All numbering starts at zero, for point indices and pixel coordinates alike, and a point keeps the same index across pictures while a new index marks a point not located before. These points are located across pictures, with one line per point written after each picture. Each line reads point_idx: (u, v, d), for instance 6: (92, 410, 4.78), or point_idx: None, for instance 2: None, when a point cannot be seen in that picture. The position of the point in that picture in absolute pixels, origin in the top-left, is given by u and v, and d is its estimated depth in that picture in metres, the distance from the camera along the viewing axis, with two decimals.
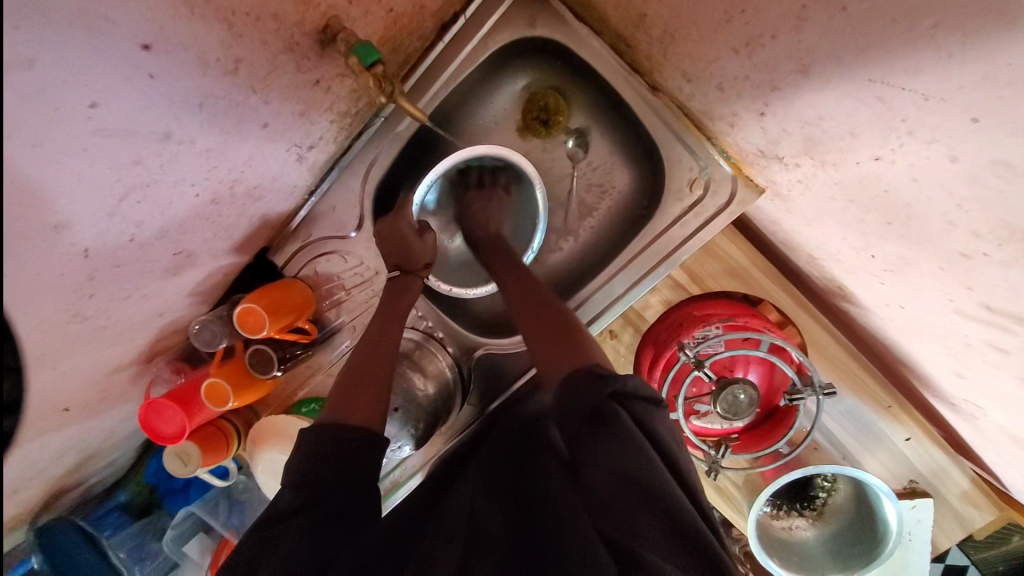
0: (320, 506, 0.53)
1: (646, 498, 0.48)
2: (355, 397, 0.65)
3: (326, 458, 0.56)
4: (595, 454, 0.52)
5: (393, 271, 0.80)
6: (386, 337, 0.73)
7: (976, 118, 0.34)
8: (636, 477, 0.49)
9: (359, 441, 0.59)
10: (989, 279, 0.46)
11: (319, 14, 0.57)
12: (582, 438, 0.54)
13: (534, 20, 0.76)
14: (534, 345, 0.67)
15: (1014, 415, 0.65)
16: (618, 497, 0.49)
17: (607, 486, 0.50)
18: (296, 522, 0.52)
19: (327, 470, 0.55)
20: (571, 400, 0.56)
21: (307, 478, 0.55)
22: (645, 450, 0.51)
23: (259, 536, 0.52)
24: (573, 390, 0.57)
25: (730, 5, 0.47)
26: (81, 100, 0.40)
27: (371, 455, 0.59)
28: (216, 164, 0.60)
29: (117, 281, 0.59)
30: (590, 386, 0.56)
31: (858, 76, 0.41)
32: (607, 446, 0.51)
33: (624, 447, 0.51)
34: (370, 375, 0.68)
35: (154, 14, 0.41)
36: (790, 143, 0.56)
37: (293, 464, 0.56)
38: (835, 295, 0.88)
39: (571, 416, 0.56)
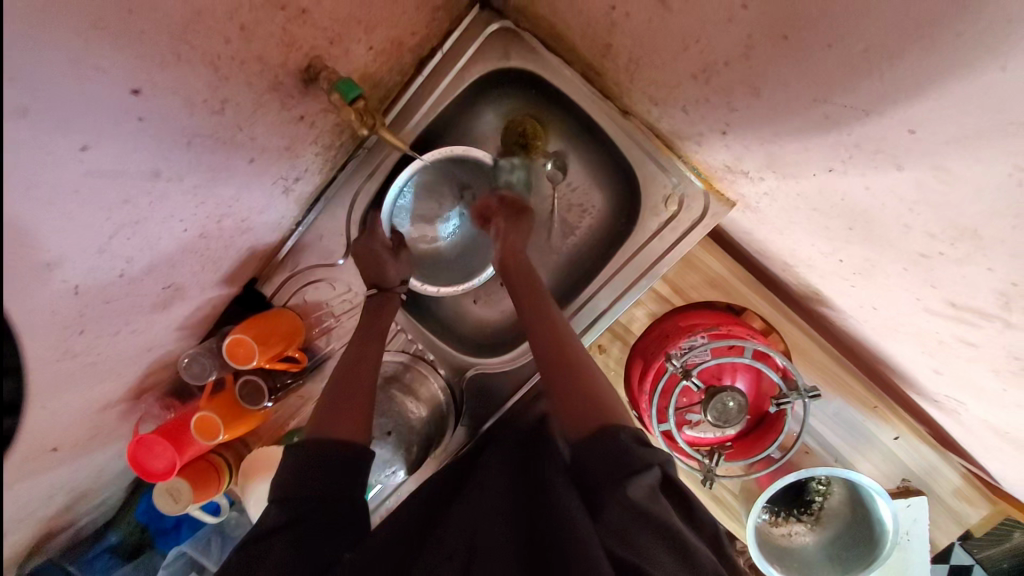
0: (306, 522, 0.55)
1: (668, 542, 0.50)
2: (339, 410, 0.66)
3: (309, 475, 0.57)
4: (620, 498, 0.50)
5: (370, 289, 0.81)
6: (368, 350, 0.75)
7: (913, 129, 0.37)
8: (661, 527, 0.50)
9: (348, 457, 0.60)
10: (947, 275, 0.49)
11: (301, 55, 0.60)
12: (610, 488, 0.51)
13: (508, 53, 0.80)
14: (554, 389, 0.65)
15: (992, 407, 0.67)
16: (641, 538, 0.50)
17: (630, 526, 0.50)
18: (282, 538, 0.53)
19: (313, 485, 0.57)
20: (602, 454, 0.53)
21: (294, 495, 0.56)
22: (667, 505, 0.52)
23: (248, 551, 0.53)
24: (601, 448, 0.54)
25: (684, 36, 0.51)
26: (73, 144, 0.42)
27: (357, 468, 0.60)
28: (205, 200, 0.61)
29: (107, 318, 0.60)
30: (631, 447, 0.53)
31: (804, 95, 0.44)
32: (637, 498, 0.50)
33: (653, 501, 0.51)
34: (355, 391, 0.69)
35: (144, 61, 0.44)
36: (753, 158, 0.60)
37: (279, 479, 0.58)
38: (813, 300, 0.91)
39: (600, 467, 0.53)
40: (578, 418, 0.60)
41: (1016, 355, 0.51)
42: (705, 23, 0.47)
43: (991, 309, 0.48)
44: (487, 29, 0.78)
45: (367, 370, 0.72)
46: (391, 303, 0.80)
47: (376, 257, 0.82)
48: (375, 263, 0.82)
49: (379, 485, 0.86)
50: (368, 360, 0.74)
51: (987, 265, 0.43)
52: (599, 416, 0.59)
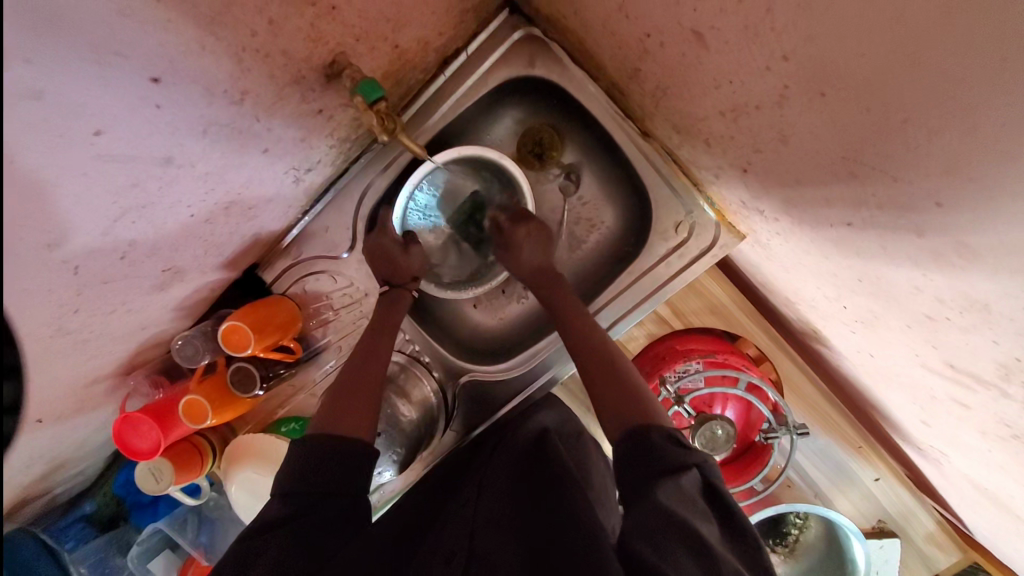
0: (303, 521, 0.54)
1: (692, 549, 0.48)
2: (345, 406, 0.66)
3: (318, 466, 0.58)
4: (659, 500, 0.51)
5: (383, 286, 0.81)
6: (376, 351, 0.74)
7: (940, 203, 0.37)
8: (695, 536, 0.48)
9: (351, 458, 0.60)
10: (950, 339, 0.49)
11: (326, 51, 0.58)
12: (648, 482, 0.54)
13: (533, 61, 0.78)
14: (593, 388, 0.69)
15: (975, 464, 0.68)
16: (670, 545, 0.48)
17: (661, 534, 0.48)
18: (277, 536, 0.53)
19: (322, 477, 0.57)
20: (643, 453, 0.57)
21: (296, 488, 0.56)
22: (706, 516, 0.51)
23: (245, 547, 0.53)
24: (641, 446, 0.58)
25: (718, 75, 0.50)
26: (86, 128, 0.41)
27: (364, 471, 0.60)
28: (214, 187, 0.60)
29: (104, 298, 0.59)
30: (669, 448, 0.56)
31: (833, 150, 0.44)
32: (670, 497, 0.51)
33: (682, 501, 0.51)
34: (359, 383, 0.69)
35: (166, 49, 0.42)
36: (770, 198, 0.60)
37: (284, 472, 0.58)
38: (810, 337, 0.91)
39: (641, 464, 0.56)
40: (620, 416, 0.63)
41: (1007, 423, 0.52)
42: (741, 66, 0.47)
43: (987, 376, 0.49)
44: (514, 35, 0.77)
45: (376, 367, 0.72)
46: (406, 299, 0.80)
47: (387, 254, 0.81)
48: (386, 260, 0.81)
49: None
50: (376, 358, 0.73)
51: (992, 338, 0.43)
52: (640, 414, 0.62)
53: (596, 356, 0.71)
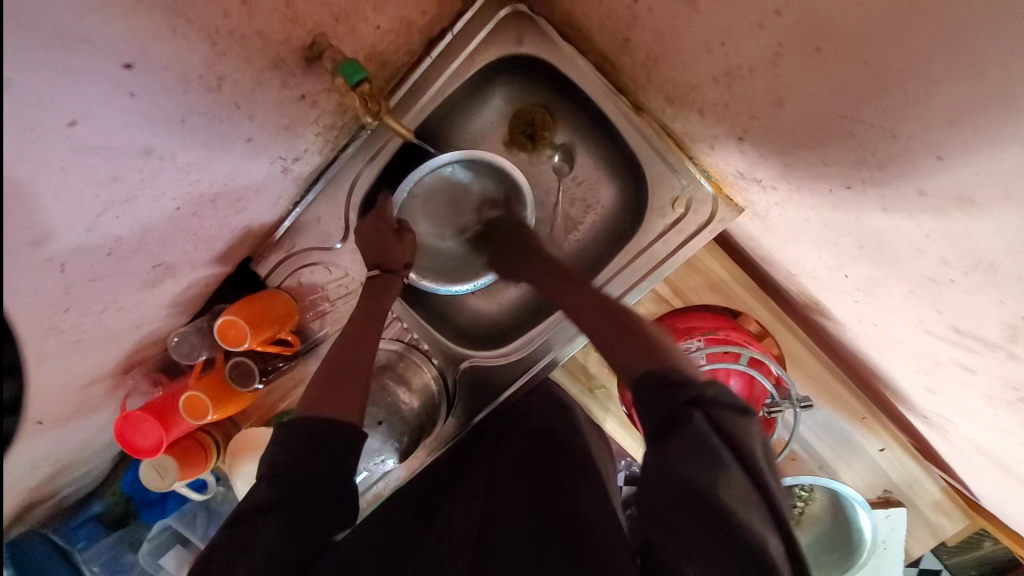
0: (293, 506, 0.53)
1: (702, 511, 0.44)
2: (335, 389, 0.64)
3: (303, 450, 0.55)
4: (663, 459, 0.47)
5: (372, 270, 0.79)
6: (365, 332, 0.72)
7: (941, 156, 0.36)
8: (706, 497, 0.44)
9: (331, 443, 0.56)
10: (954, 302, 0.48)
11: (305, 32, 0.56)
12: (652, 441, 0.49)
13: (521, 39, 0.76)
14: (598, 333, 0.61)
15: (980, 429, 0.68)
16: (680, 514, 0.45)
17: (669, 501, 0.46)
18: (271, 520, 0.52)
19: (301, 466, 0.55)
20: (649, 397, 0.50)
21: (283, 474, 0.54)
22: (724, 466, 0.45)
23: (235, 531, 0.52)
24: (648, 394, 0.50)
25: (710, 38, 0.49)
26: (60, 119, 0.39)
27: (349, 452, 0.57)
28: (199, 179, 0.59)
29: (94, 296, 0.58)
30: (671, 394, 0.49)
31: (831, 110, 0.42)
32: (679, 456, 0.46)
33: (690, 459, 0.46)
34: (349, 373, 0.67)
35: (138, 33, 0.41)
36: (768, 166, 0.58)
37: (269, 458, 0.56)
38: (812, 309, 0.90)
39: (648, 415, 0.50)
40: (631, 360, 0.55)
41: (1014, 385, 0.51)
42: (734, 27, 0.45)
43: (994, 338, 0.48)
44: (501, 11, 0.75)
45: (367, 349, 0.71)
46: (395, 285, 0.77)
47: (379, 237, 0.78)
48: (378, 243, 0.78)
49: (366, 473, 0.86)
50: (369, 341, 0.71)
51: (998, 298, 0.42)
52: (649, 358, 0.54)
53: (588, 307, 0.64)
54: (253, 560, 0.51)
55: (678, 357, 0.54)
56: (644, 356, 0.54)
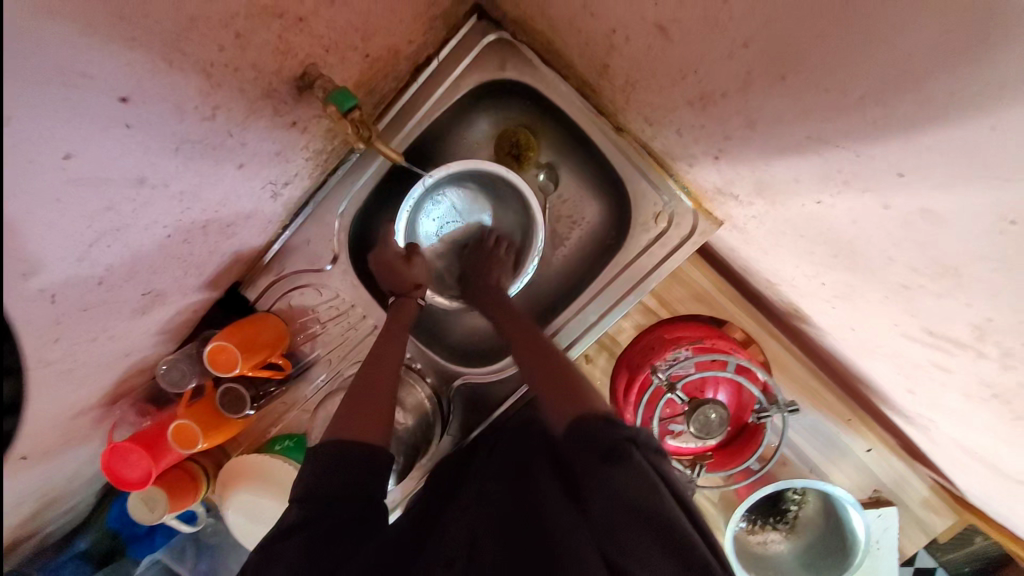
0: (322, 524, 0.54)
1: (656, 536, 0.48)
2: (355, 412, 0.66)
3: (334, 471, 0.57)
4: (610, 488, 0.51)
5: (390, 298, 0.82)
6: (388, 352, 0.75)
7: (902, 173, 0.38)
8: (656, 522, 0.49)
9: (359, 464, 0.58)
10: (924, 306, 0.51)
11: (297, 62, 0.58)
12: (596, 471, 0.53)
13: (505, 64, 0.79)
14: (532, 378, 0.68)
15: (958, 425, 0.70)
16: (632, 534, 0.49)
17: (619, 523, 0.50)
18: (295, 539, 0.53)
19: (332, 482, 0.56)
20: (580, 437, 0.55)
21: (313, 494, 0.56)
22: (662, 494, 0.51)
23: (265, 551, 0.54)
24: (581, 432, 0.56)
25: (682, 66, 0.52)
26: (55, 152, 0.40)
27: (375, 474, 0.59)
28: (191, 206, 0.60)
29: (83, 325, 0.58)
30: (607, 429, 0.55)
31: (797, 130, 0.45)
32: (625, 481, 0.51)
33: (638, 490, 0.50)
34: (376, 394, 0.69)
35: (135, 69, 0.42)
36: (744, 183, 0.62)
37: (301, 478, 0.58)
38: (793, 316, 0.93)
39: (584, 450, 0.54)
40: (552, 400, 0.63)
41: (987, 382, 0.54)
42: (704, 54, 0.47)
43: (966, 338, 0.50)
44: (485, 38, 0.78)
45: (385, 370, 0.73)
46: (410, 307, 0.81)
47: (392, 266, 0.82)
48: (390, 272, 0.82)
49: None
50: (386, 362, 0.74)
51: (965, 301, 0.45)
52: (572, 401, 0.61)
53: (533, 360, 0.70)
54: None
55: (597, 398, 0.62)
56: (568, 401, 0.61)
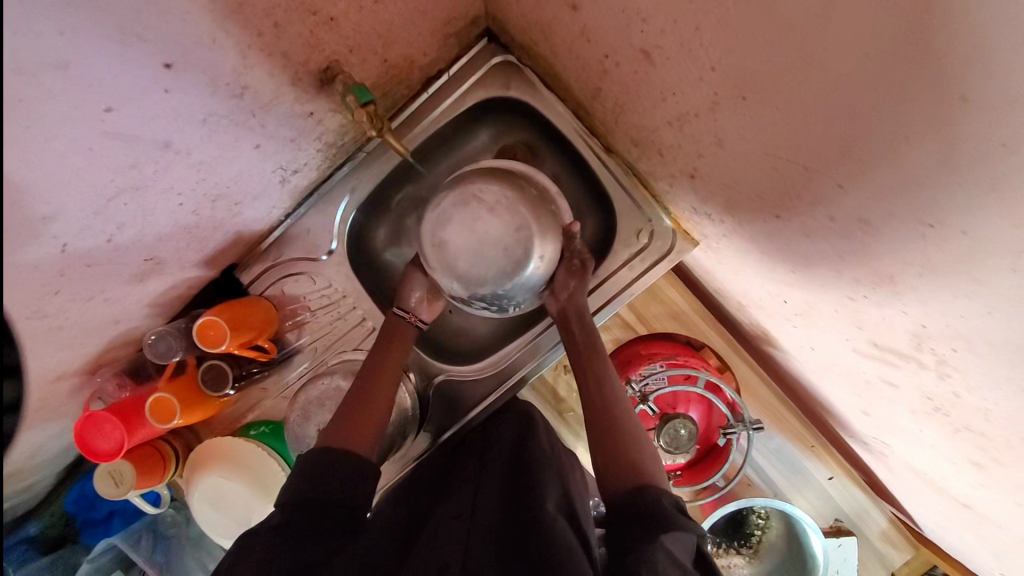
0: (305, 526, 0.56)
1: None
2: (346, 420, 0.69)
3: (320, 479, 0.60)
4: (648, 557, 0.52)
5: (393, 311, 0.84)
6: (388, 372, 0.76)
7: (841, 183, 0.44)
8: None
9: (343, 476, 0.61)
10: (870, 318, 0.56)
11: (322, 57, 0.63)
12: (642, 539, 0.54)
13: (508, 84, 0.87)
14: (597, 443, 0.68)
15: (911, 446, 0.73)
16: None
17: None
18: (272, 537, 0.55)
19: (312, 493, 0.59)
20: (637, 512, 0.57)
21: (296, 502, 0.58)
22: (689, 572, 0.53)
23: (243, 544, 0.56)
24: (644, 510, 0.57)
25: (664, 89, 0.59)
26: (99, 103, 0.44)
27: (357, 482, 0.62)
28: (206, 178, 0.64)
29: (84, 281, 0.60)
30: (669, 511, 0.56)
31: (759, 148, 0.51)
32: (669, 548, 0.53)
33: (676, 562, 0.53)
34: (370, 405, 0.72)
35: (183, 39, 0.47)
36: (715, 202, 0.68)
37: (287, 485, 0.60)
38: (761, 339, 0.99)
39: (634, 520, 0.56)
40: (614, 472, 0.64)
41: (928, 396, 0.57)
42: (682, 81, 0.54)
43: (904, 348, 0.55)
44: (492, 60, 0.86)
45: (383, 388, 0.74)
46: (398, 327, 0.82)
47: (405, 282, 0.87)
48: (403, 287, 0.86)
49: None
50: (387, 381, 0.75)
51: (901, 308, 0.50)
52: (633, 476, 0.62)
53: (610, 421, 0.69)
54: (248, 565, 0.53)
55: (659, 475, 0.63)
56: (627, 474, 0.62)
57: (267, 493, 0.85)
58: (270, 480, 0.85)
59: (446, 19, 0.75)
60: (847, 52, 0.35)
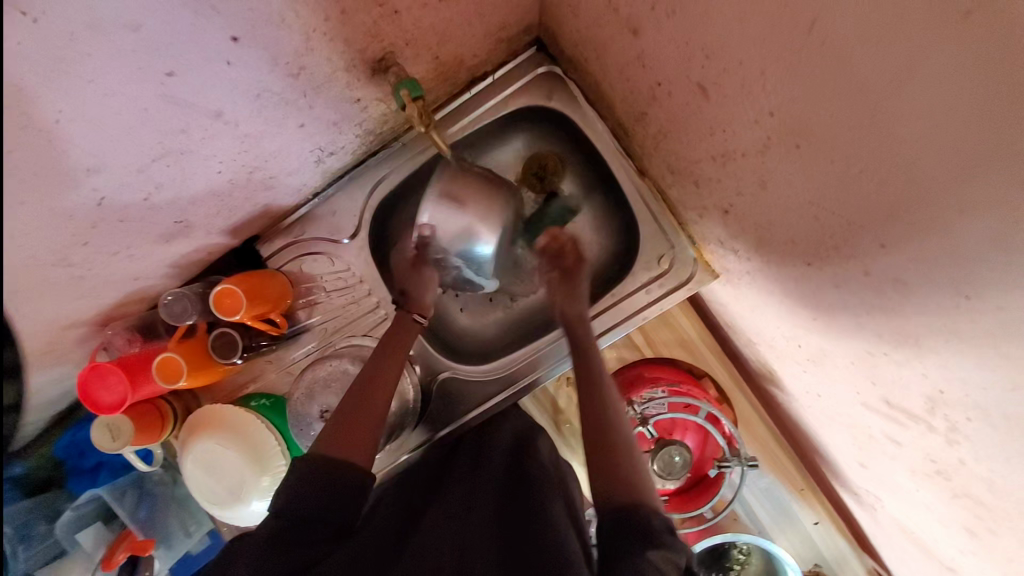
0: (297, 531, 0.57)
1: None
2: (346, 428, 0.66)
3: (313, 487, 0.59)
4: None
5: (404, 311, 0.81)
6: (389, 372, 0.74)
7: (884, 245, 0.45)
8: None
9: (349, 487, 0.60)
10: (886, 375, 0.57)
11: (379, 47, 0.63)
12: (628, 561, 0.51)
13: (551, 94, 0.87)
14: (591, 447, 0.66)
15: (904, 505, 0.73)
16: None
17: None
18: (265, 538, 0.56)
19: (318, 501, 0.58)
20: (625, 531, 0.55)
21: (288, 510, 0.57)
22: None
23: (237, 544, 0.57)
24: (633, 528, 0.54)
25: (713, 124, 0.59)
26: (162, 68, 0.46)
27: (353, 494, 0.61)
28: (247, 150, 0.64)
29: (114, 236, 0.60)
30: (661, 532, 0.54)
31: (803, 196, 0.52)
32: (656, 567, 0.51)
33: None
34: (371, 405, 0.70)
35: (252, 14, 0.48)
36: (745, 239, 0.69)
37: (281, 491, 0.59)
38: (766, 378, 0.99)
39: (622, 540, 0.54)
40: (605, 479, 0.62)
41: (933, 460, 0.57)
42: (735, 120, 0.55)
43: (917, 411, 0.55)
44: (538, 69, 0.86)
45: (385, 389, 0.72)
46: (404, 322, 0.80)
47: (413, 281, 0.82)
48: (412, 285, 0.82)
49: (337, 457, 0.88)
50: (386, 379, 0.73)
51: (922, 372, 0.50)
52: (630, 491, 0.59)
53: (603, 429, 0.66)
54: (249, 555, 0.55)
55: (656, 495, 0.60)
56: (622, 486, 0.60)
57: (262, 466, 0.84)
58: (265, 454, 0.85)
59: (501, 23, 0.76)
60: (917, 121, 0.35)
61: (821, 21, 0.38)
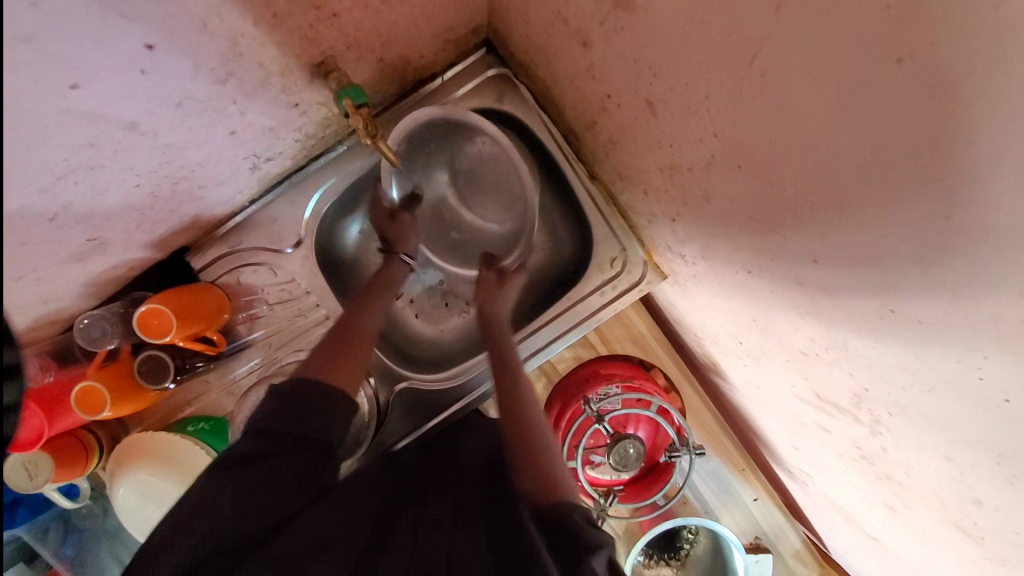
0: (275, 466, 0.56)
1: None
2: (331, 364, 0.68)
3: (297, 414, 0.60)
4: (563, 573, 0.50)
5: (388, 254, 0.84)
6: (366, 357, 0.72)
7: (815, 259, 0.48)
8: None
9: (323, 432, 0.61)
10: (816, 371, 0.61)
11: (318, 51, 0.59)
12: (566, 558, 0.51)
13: (502, 97, 0.85)
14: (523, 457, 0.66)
15: (832, 483, 0.80)
16: None
17: None
18: (244, 470, 0.55)
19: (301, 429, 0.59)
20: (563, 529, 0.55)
21: (271, 437, 0.58)
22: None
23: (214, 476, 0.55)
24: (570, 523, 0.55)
25: (661, 139, 0.61)
26: (63, 80, 0.41)
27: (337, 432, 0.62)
28: (170, 160, 0.59)
29: (16, 260, 0.53)
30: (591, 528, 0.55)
31: (744, 211, 0.55)
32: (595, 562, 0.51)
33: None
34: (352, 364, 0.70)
35: (168, 20, 0.44)
36: (691, 246, 0.72)
37: (265, 414, 0.60)
38: (711, 370, 1.05)
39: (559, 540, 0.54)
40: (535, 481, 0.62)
41: (857, 444, 0.63)
42: (681, 135, 0.56)
43: (844, 403, 0.60)
44: (488, 71, 0.84)
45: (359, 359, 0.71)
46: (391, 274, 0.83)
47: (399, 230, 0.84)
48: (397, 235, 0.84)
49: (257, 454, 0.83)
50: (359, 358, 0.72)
51: (849, 371, 0.55)
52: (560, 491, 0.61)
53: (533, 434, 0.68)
54: (180, 551, 0.50)
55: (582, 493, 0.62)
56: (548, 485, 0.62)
57: None
58: None
59: (449, 25, 0.73)
60: (846, 155, 0.38)
61: (762, 55, 0.40)
